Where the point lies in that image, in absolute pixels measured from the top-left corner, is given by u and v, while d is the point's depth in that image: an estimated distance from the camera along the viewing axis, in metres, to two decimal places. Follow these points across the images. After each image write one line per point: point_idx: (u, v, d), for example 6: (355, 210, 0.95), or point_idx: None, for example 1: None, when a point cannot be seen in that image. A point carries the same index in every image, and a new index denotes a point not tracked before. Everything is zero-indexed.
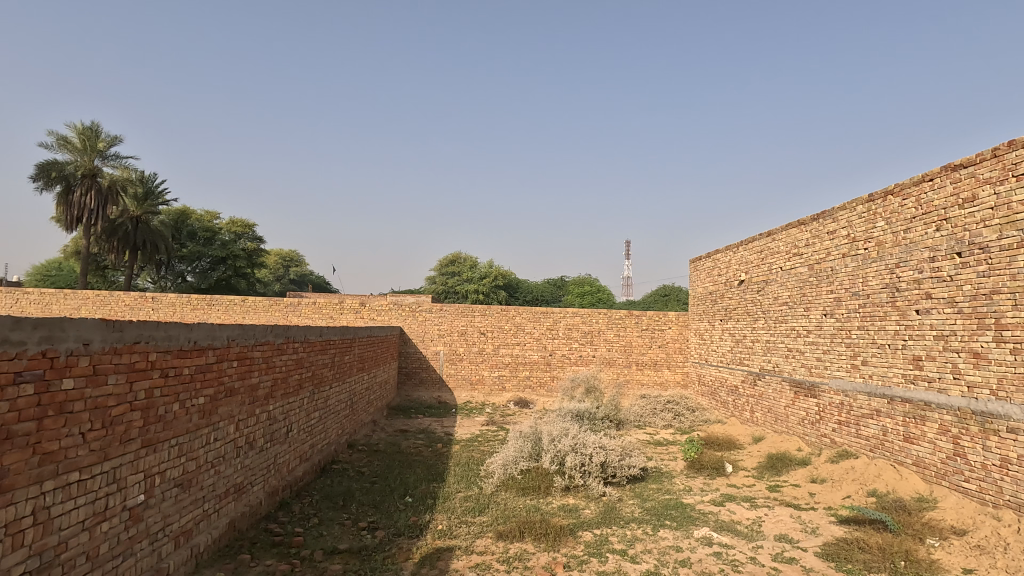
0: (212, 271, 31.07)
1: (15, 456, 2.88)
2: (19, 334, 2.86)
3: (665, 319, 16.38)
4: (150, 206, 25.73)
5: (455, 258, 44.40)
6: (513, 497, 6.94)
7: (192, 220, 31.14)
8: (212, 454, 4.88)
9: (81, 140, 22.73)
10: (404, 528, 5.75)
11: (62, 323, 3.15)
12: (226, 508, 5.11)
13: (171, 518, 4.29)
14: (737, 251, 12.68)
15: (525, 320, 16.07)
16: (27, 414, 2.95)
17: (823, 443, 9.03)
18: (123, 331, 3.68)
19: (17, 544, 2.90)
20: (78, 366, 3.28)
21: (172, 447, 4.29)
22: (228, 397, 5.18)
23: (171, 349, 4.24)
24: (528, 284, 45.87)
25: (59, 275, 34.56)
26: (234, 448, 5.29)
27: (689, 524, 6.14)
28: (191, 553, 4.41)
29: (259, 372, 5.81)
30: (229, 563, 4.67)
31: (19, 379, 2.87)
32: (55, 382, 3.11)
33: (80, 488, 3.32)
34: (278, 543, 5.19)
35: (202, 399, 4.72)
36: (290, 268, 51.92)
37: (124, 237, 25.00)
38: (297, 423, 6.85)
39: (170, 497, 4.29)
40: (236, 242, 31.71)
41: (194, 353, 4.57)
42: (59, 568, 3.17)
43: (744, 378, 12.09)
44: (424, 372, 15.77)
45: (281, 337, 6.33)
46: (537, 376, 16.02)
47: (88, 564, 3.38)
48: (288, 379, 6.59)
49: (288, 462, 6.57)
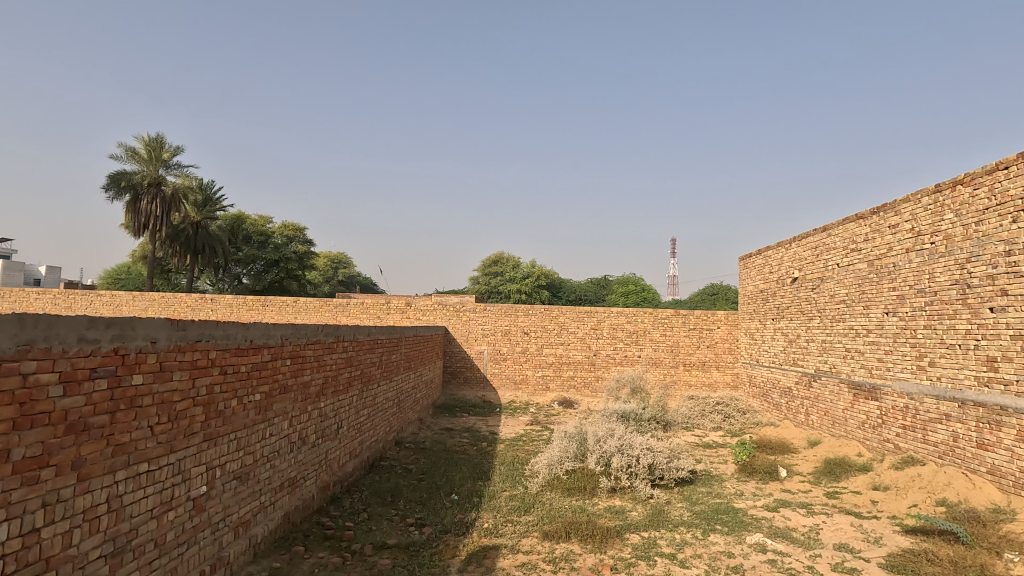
0: (265, 273, 32.33)
1: (91, 447, 3.08)
2: (94, 333, 3.06)
3: (714, 319, 15.95)
4: (209, 211, 26.95)
5: (498, 258, 44.29)
6: (558, 496, 6.91)
7: (247, 224, 32.51)
8: (268, 448, 5.08)
9: (147, 151, 24.14)
10: (451, 525, 5.81)
11: (131, 323, 3.35)
12: (281, 502, 5.30)
13: (231, 508, 4.50)
14: (790, 247, 12.19)
15: (569, 320, 15.98)
16: (101, 407, 3.14)
17: (886, 448, 8.58)
18: (185, 329, 3.87)
19: (94, 529, 3.10)
20: (146, 363, 3.47)
21: (232, 441, 4.48)
22: (283, 394, 5.37)
23: (230, 347, 4.43)
24: (571, 283, 45.65)
25: (127, 278, 36.76)
26: (289, 443, 5.49)
27: (741, 529, 5.96)
28: (249, 543, 4.62)
29: (311, 370, 5.99)
30: (285, 554, 4.85)
31: (94, 374, 3.07)
32: (126, 377, 3.31)
33: (149, 478, 3.53)
34: (330, 536, 5.34)
35: (258, 395, 4.92)
36: (338, 270, 53.58)
37: (186, 242, 26.34)
38: (346, 421, 7.03)
39: (230, 489, 4.49)
40: (288, 246, 32.97)
41: (251, 350, 4.75)
42: (131, 553, 3.38)
43: (798, 380, 11.63)
44: (469, 371, 15.89)
45: (331, 337, 6.50)
46: (582, 375, 15.90)
47: (156, 550, 3.60)
48: (338, 377, 6.75)
49: (338, 457, 6.77)
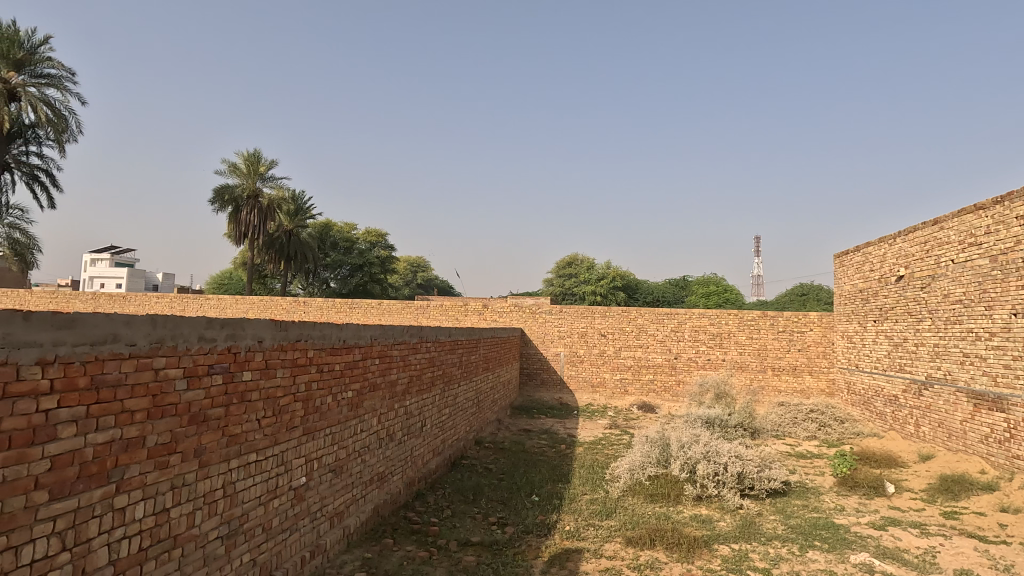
0: (351, 277, 34.08)
1: (210, 436, 3.37)
2: (211, 332, 3.35)
3: (806, 320, 14.97)
4: (300, 220, 28.82)
5: (572, 259, 44.20)
6: (641, 502, 6.74)
7: (334, 231, 34.42)
8: (359, 443, 5.33)
9: (247, 165, 26.12)
10: (533, 526, 5.83)
11: (243, 323, 3.64)
12: (371, 495, 5.55)
13: (327, 499, 4.76)
14: (894, 243, 11.21)
15: (648, 321, 15.59)
16: (218, 401, 3.43)
17: (1015, 466, 7.66)
18: (287, 329, 4.15)
19: (212, 512, 3.39)
20: (254, 361, 3.75)
21: (327, 435, 4.75)
22: (372, 392, 5.62)
23: (326, 347, 4.69)
24: (648, 284, 44.54)
25: (230, 283, 40.07)
26: (377, 439, 5.73)
27: (844, 547, 5.53)
28: (343, 532, 4.88)
29: (397, 369, 6.22)
30: (375, 545, 5.07)
31: (212, 369, 3.35)
32: (237, 373, 3.60)
33: (257, 467, 3.81)
34: (417, 531, 5.52)
35: (350, 392, 5.17)
36: (417, 273, 55.51)
37: (280, 249, 28.29)
38: (430, 419, 7.25)
39: (326, 481, 4.75)
40: (371, 251, 34.59)
41: (344, 350, 5.02)
42: (242, 535, 3.67)
43: (905, 387, 10.66)
44: (546, 372, 15.89)
45: (415, 337, 6.73)
46: (662, 379, 15.46)
47: (264, 535, 3.88)
48: (421, 377, 6.98)
49: (423, 455, 6.99)
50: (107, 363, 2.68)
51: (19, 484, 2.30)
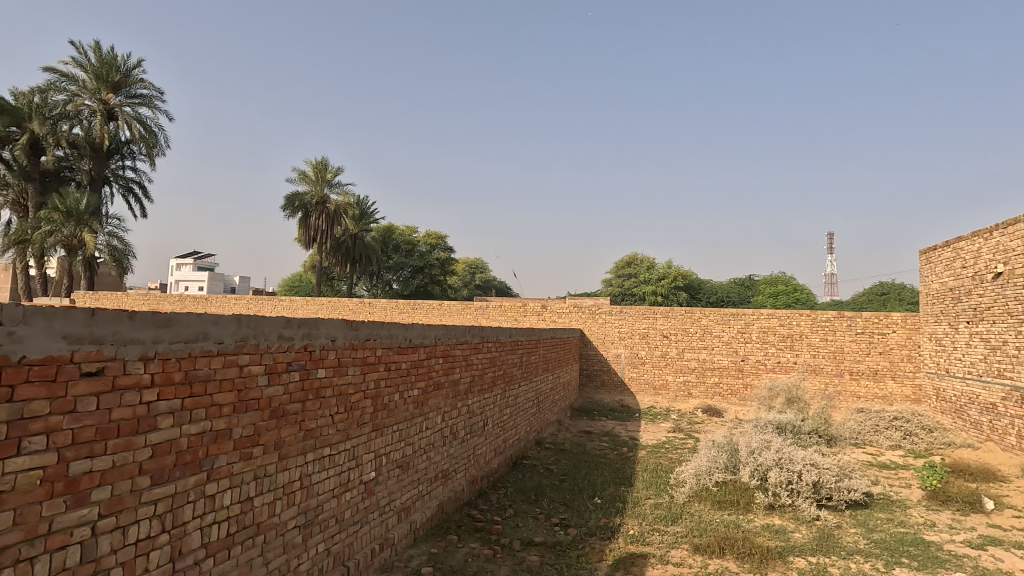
0: (412, 279, 35.00)
1: (288, 429, 3.55)
2: (289, 331, 3.54)
3: (888, 321, 14.00)
4: (365, 224, 29.71)
5: (632, 259, 43.47)
6: (708, 509, 6.52)
7: (396, 235, 35.47)
8: (425, 440, 5.46)
9: (315, 173, 27.34)
10: (597, 529, 5.77)
11: (318, 322, 3.81)
12: (435, 491, 5.67)
13: (395, 494, 4.91)
14: (990, 237, 10.30)
15: (713, 322, 15.08)
16: (296, 397, 3.61)
17: None
18: (358, 329, 4.31)
19: (291, 502, 3.58)
20: (328, 359, 3.92)
21: (395, 432, 4.89)
22: (436, 390, 5.74)
23: (393, 346, 4.84)
24: (711, 284, 43.08)
25: (300, 285, 42.13)
26: (442, 437, 5.85)
27: (936, 566, 5.12)
28: (410, 527, 5.01)
29: (460, 369, 6.33)
30: (441, 541, 5.18)
31: (290, 366, 3.54)
32: (313, 371, 3.77)
33: (331, 461, 3.98)
34: (481, 528, 5.59)
35: (416, 390, 5.30)
36: (475, 274, 56.26)
37: (346, 252, 29.45)
38: (491, 419, 7.33)
39: (394, 476, 4.90)
40: (431, 253, 35.39)
41: (409, 349, 5.15)
42: (318, 526, 3.84)
43: (1005, 395, 9.75)
44: (606, 374, 15.69)
45: (477, 338, 6.81)
46: (728, 382, 14.91)
47: (337, 526, 4.05)
48: (483, 376, 7.06)
49: (485, 454, 7.07)
50: (199, 359, 2.88)
51: (125, 470, 2.51)
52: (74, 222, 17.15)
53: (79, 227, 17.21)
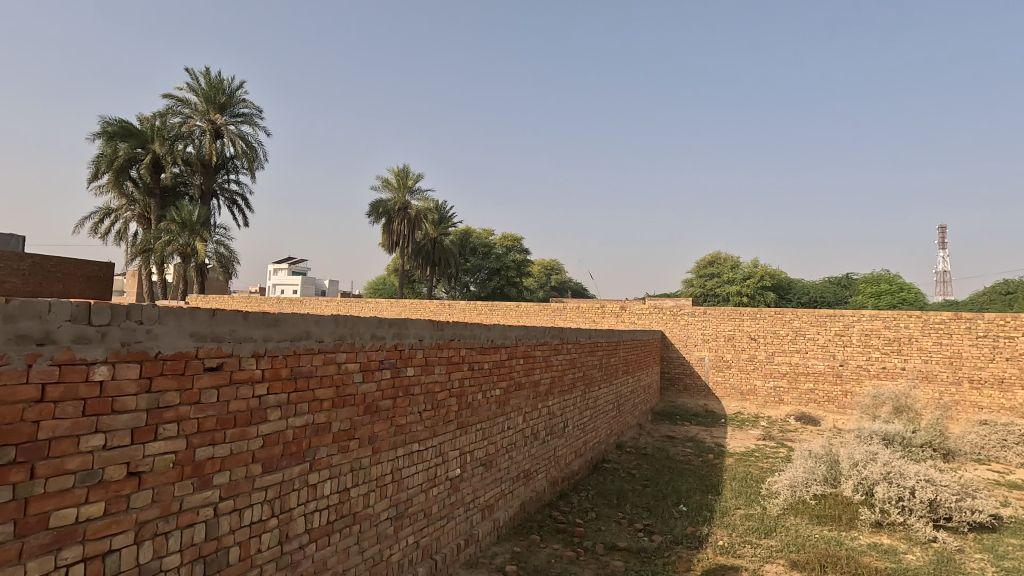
0: (489, 281, 35.58)
1: (380, 424, 3.71)
2: (381, 331, 3.70)
3: (1016, 324, 12.49)
4: (443, 228, 30.50)
5: (714, 258, 41.70)
6: (806, 523, 6.11)
7: (473, 238, 36.22)
8: (506, 440, 5.52)
9: (397, 180, 28.35)
10: (683, 537, 5.57)
11: (406, 322, 3.96)
12: (517, 490, 5.71)
13: (479, 492, 5.00)
14: None
15: (806, 324, 14.14)
16: (387, 393, 3.78)
17: None
18: (443, 329, 4.43)
19: (383, 494, 3.74)
20: (416, 357, 4.07)
21: (478, 430, 4.98)
22: (517, 391, 5.79)
23: (476, 346, 4.93)
24: (803, 283, 40.42)
25: (384, 287, 44.06)
26: (523, 438, 5.89)
27: None
28: (493, 525, 5.09)
29: (540, 370, 6.35)
30: (523, 540, 5.21)
31: (382, 364, 3.71)
32: (402, 369, 3.93)
33: (419, 456, 4.12)
34: (563, 530, 5.56)
35: (498, 390, 5.37)
36: (551, 276, 56.25)
37: (427, 255, 30.44)
38: (571, 420, 7.28)
39: (478, 474, 4.99)
40: (507, 255, 35.81)
41: (492, 350, 5.23)
42: (408, 518, 3.99)
43: None
44: (689, 378, 15.13)
45: (557, 339, 6.80)
46: (824, 389, 13.91)
47: (425, 519, 4.19)
48: (563, 378, 7.04)
49: (565, 455, 7.04)
50: (303, 356, 3.08)
51: (241, 457, 2.73)
52: (188, 232, 18.96)
53: (192, 236, 19.01)
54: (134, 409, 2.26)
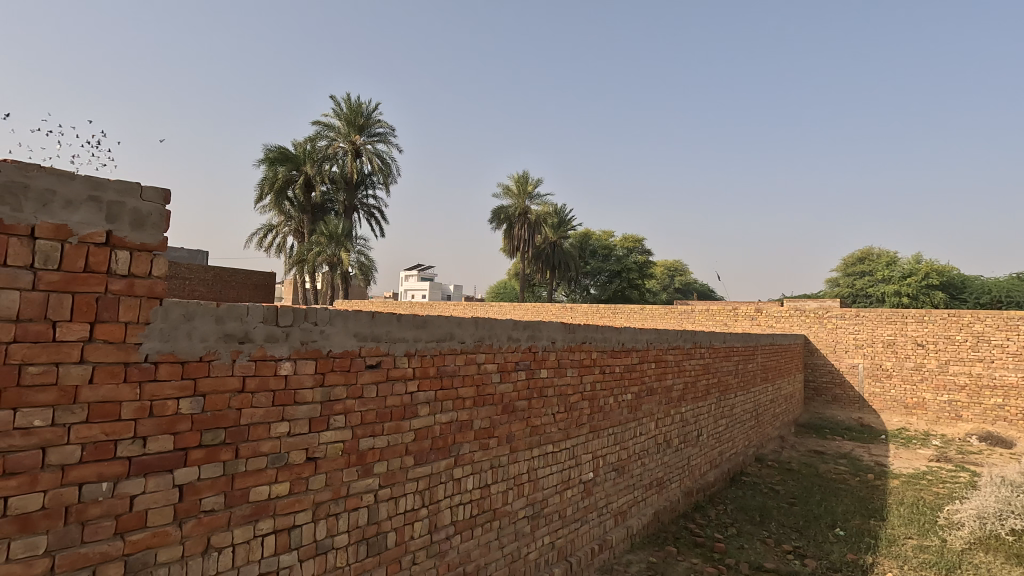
0: (610, 283, 35.08)
1: (517, 425, 3.80)
2: (517, 333, 3.79)
3: None
4: (563, 231, 30.60)
5: (865, 253, 37.29)
6: (1002, 563, 5.19)
7: (593, 240, 35.94)
8: (639, 446, 5.37)
9: (518, 186, 28.91)
10: (841, 564, 5.02)
11: (540, 324, 4.02)
12: (650, 499, 5.53)
13: (612, 497, 4.92)
14: None
15: (990, 329, 12.08)
16: (523, 394, 3.86)
17: None
18: (575, 332, 4.43)
19: (520, 493, 3.81)
20: (549, 359, 4.11)
21: (610, 435, 4.90)
22: (649, 396, 5.61)
23: (607, 349, 4.86)
24: (981, 280, 34.62)
25: (506, 292, 45.33)
26: (655, 444, 5.69)
27: None
28: (627, 533, 4.97)
29: (673, 375, 6.10)
30: (659, 550, 5.03)
31: (518, 366, 3.79)
32: (537, 371, 3.99)
33: (553, 457, 4.15)
34: (701, 544, 5.27)
35: (629, 394, 5.25)
36: (674, 278, 54.04)
37: (547, 259, 30.78)
38: (706, 429, 6.91)
39: (611, 479, 4.91)
40: (628, 257, 35.06)
41: (622, 353, 5.12)
42: (544, 519, 4.04)
43: None
44: (839, 388, 13.63)
45: (689, 342, 6.49)
46: (1017, 405, 11.76)
47: (560, 521, 4.21)
48: (696, 384, 6.70)
49: (700, 465, 6.69)
50: (447, 356, 3.25)
51: (397, 449, 2.95)
52: (334, 244, 21.02)
53: (337, 247, 21.04)
54: (311, 401, 2.54)
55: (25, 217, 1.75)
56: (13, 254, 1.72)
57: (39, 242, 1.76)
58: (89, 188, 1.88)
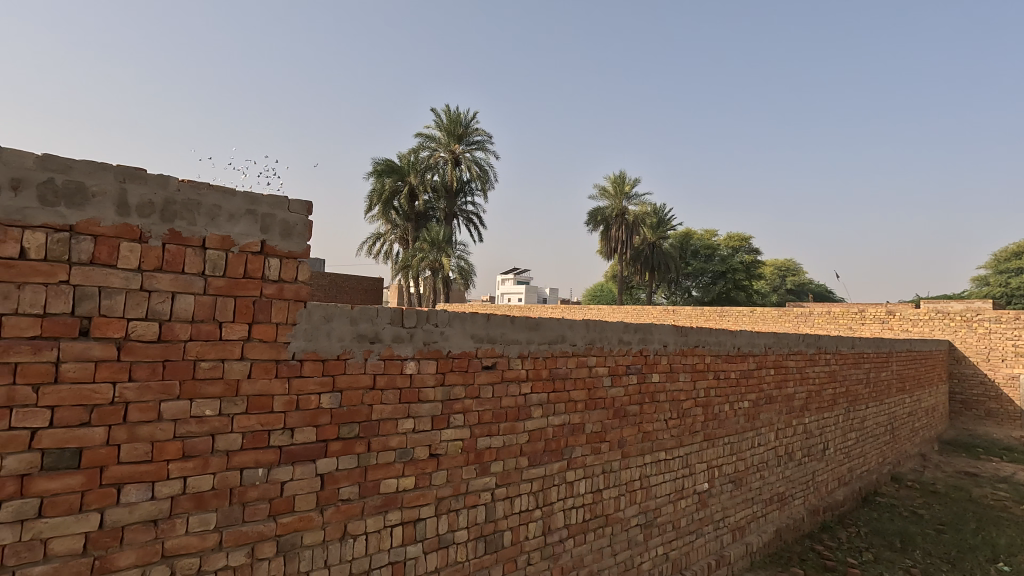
0: (714, 285, 33.41)
1: (629, 430, 3.70)
2: (628, 336, 3.70)
3: None
4: (662, 232, 29.58)
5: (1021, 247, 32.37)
6: None
7: (694, 240, 34.42)
8: (757, 458, 5.03)
9: (614, 187, 28.33)
10: None
11: (651, 327, 3.90)
12: (771, 515, 5.16)
13: (729, 511, 4.65)
14: None
15: None
16: (634, 399, 3.76)
17: None
18: (688, 335, 4.24)
19: (632, 500, 3.71)
20: (661, 364, 3.97)
21: (726, 444, 4.64)
22: (768, 404, 5.23)
23: (721, 353, 4.60)
24: None
25: (602, 295, 44.70)
26: (776, 457, 5.29)
27: None
28: (746, 550, 4.66)
29: (795, 383, 5.65)
30: (782, 571, 4.67)
31: (629, 370, 3.71)
32: (648, 375, 3.87)
33: (666, 465, 4.00)
34: (832, 569, 4.81)
35: (746, 402, 4.93)
36: (786, 278, 50.32)
37: (646, 260, 29.97)
38: (833, 443, 6.32)
39: (727, 491, 4.64)
40: (734, 257, 33.27)
41: (738, 358, 4.82)
42: (657, 528, 3.90)
43: None
44: (994, 402, 11.90)
45: (812, 348, 5.98)
46: None
47: (674, 532, 4.04)
48: (821, 393, 6.15)
49: (826, 482, 6.14)
50: (559, 358, 3.25)
51: (512, 449, 2.99)
52: (436, 250, 21.90)
53: (439, 253, 21.89)
54: (433, 399, 2.64)
55: (198, 230, 1.97)
56: (189, 263, 1.94)
57: (208, 252, 1.98)
58: (247, 203, 2.08)
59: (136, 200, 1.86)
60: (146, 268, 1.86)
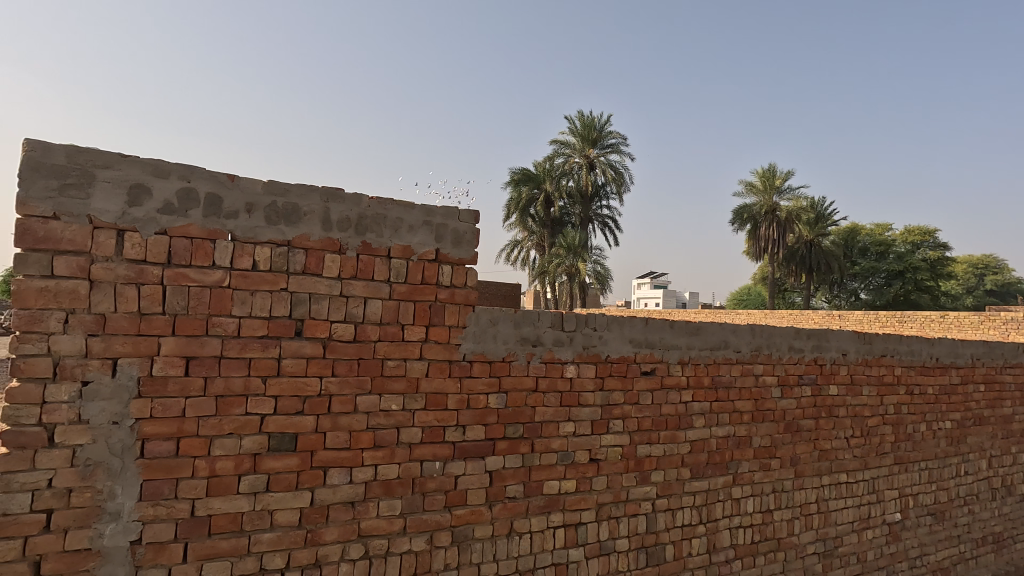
0: (888, 286, 29.33)
1: (802, 447, 3.36)
2: (800, 343, 3.37)
3: None
4: (821, 228, 26.59)
5: None
6: None
7: (862, 236, 30.47)
8: (965, 489, 4.27)
9: (763, 181, 25.98)
10: None
11: (827, 334, 3.51)
12: (985, 559, 4.33)
13: (928, 548, 3.99)
14: None
15: None
16: (808, 412, 3.40)
17: None
18: (872, 343, 3.74)
19: (808, 525, 3.35)
20: (839, 374, 3.55)
21: (923, 471, 4.00)
22: (978, 427, 4.41)
23: (914, 365, 3.99)
24: None
25: (750, 299, 41.41)
26: (990, 490, 4.44)
27: None
28: None
29: (1014, 403, 4.70)
30: None
31: (801, 380, 3.37)
32: (824, 387, 3.48)
33: (848, 489, 3.56)
34: None
35: (949, 423, 4.21)
36: (985, 277, 42.42)
37: (802, 260, 27.27)
38: None
39: (925, 525, 4.00)
40: (913, 254, 29.18)
41: (937, 371, 4.14)
42: (839, 559, 3.48)
43: None
44: None
45: None
46: None
47: (859, 566, 3.57)
48: None
49: None
50: (722, 366, 3.05)
51: (673, 459, 2.87)
52: (573, 255, 22.23)
53: (576, 258, 22.19)
54: (593, 404, 2.63)
55: (385, 241, 2.17)
56: (378, 271, 2.15)
57: (393, 261, 2.18)
58: (424, 215, 2.25)
59: (337, 216, 2.10)
60: (344, 277, 2.09)
